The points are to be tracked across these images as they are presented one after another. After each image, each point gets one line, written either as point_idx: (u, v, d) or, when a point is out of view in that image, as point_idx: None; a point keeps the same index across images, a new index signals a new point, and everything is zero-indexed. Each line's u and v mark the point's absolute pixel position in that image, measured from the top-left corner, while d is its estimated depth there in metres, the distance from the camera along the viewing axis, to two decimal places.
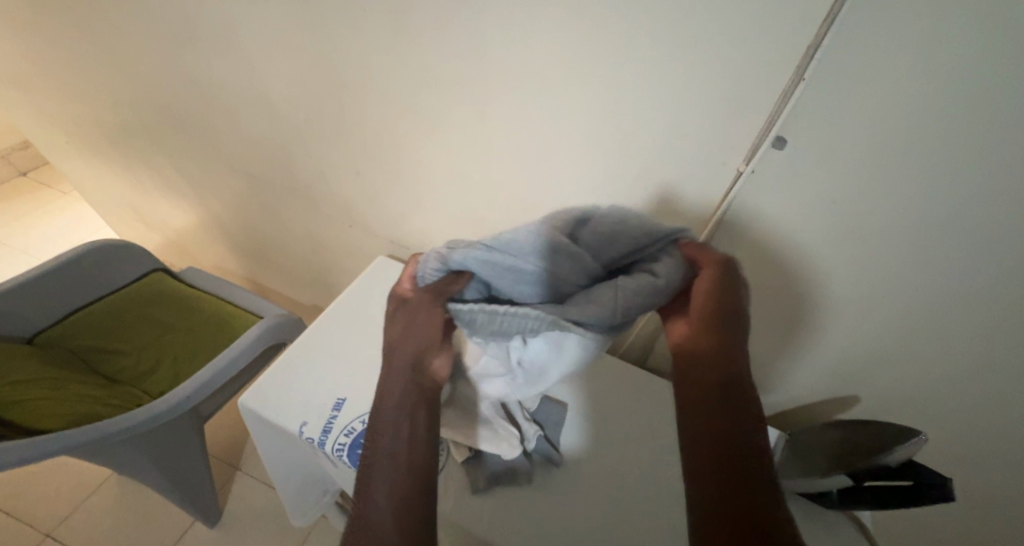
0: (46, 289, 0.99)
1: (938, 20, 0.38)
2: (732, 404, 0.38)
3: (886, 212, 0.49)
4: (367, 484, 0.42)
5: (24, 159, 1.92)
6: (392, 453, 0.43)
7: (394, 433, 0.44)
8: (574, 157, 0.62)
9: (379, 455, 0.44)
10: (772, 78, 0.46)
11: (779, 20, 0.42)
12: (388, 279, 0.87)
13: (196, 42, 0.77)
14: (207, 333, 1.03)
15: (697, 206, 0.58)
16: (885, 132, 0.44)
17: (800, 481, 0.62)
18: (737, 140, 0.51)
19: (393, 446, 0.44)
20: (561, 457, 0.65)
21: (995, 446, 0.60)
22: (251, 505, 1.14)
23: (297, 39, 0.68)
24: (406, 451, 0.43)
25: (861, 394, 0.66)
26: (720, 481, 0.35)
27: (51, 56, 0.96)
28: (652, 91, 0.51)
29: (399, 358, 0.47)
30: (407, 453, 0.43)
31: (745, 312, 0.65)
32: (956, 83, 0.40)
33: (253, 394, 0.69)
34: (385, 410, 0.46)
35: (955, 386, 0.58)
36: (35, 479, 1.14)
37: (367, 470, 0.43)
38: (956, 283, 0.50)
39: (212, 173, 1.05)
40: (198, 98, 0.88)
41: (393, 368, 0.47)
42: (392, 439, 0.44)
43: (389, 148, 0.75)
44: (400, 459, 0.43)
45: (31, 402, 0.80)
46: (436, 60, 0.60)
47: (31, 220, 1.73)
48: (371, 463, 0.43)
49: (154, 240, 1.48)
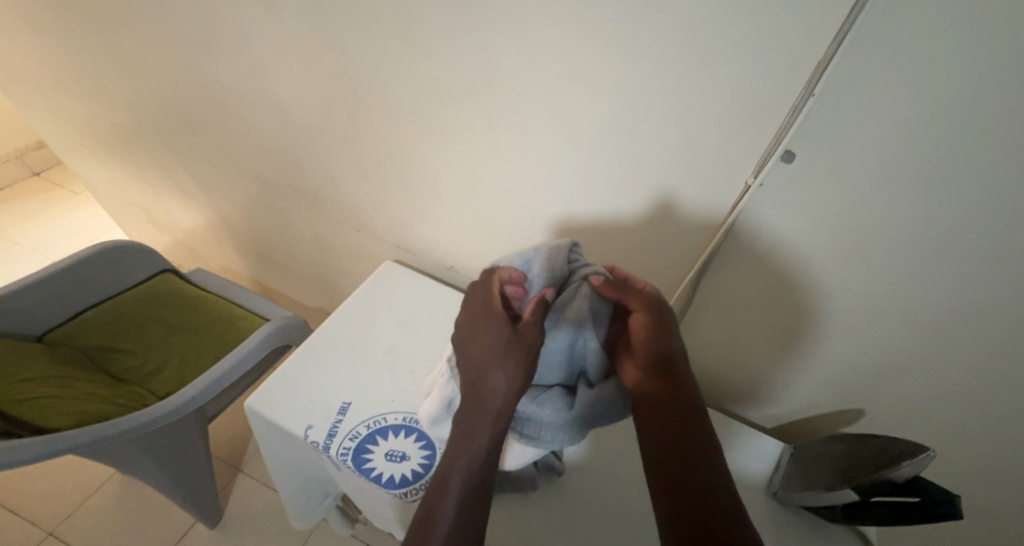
0: (56, 289, 1.00)
1: (950, 35, 0.38)
2: (679, 429, 0.43)
3: (894, 226, 0.48)
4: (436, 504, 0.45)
5: (37, 160, 1.94)
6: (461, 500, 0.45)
7: (470, 471, 0.46)
8: (581, 167, 0.62)
9: (454, 481, 0.46)
10: (784, 91, 0.46)
11: (792, 33, 0.43)
12: (394, 283, 0.88)
13: (211, 47, 0.78)
14: (214, 335, 1.03)
15: (704, 217, 0.58)
16: (893, 147, 0.44)
17: (806, 495, 0.62)
18: (747, 153, 0.51)
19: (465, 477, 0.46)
20: (561, 466, 0.64)
21: (1002, 462, 0.59)
22: (252, 506, 1.14)
23: (310, 45, 0.68)
24: (480, 490, 0.46)
25: (866, 407, 0.65)
26: (683, 492, 0.40)
27: (69, 59, 0.98)
28: (662, 104, 0.52)
29: (478, 391, 0.47)
30: (480, 498, 0.46)
31: (754, 321, 0.65)
32: (965, 100, 0.40)
33: (259, 396, 0.70)
34: (465, 437, 0.47)
35: (964, 402, 0.57)
36: (40, 477, 1.15)
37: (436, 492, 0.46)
38: (962, 298, 0.50)
39: (222, 176, 1.06)
40: (212, 102, 0.89)
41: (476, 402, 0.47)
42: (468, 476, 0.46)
43: (398, 154, 0.76)
44: (474, 500, 0.45)
45: (39, 400, 0.81)
46: (447, 68, 0.61)
47: (42, 219, 1.75)
48: (444, 485, 0.46)
49: (163, 241, 1.49)
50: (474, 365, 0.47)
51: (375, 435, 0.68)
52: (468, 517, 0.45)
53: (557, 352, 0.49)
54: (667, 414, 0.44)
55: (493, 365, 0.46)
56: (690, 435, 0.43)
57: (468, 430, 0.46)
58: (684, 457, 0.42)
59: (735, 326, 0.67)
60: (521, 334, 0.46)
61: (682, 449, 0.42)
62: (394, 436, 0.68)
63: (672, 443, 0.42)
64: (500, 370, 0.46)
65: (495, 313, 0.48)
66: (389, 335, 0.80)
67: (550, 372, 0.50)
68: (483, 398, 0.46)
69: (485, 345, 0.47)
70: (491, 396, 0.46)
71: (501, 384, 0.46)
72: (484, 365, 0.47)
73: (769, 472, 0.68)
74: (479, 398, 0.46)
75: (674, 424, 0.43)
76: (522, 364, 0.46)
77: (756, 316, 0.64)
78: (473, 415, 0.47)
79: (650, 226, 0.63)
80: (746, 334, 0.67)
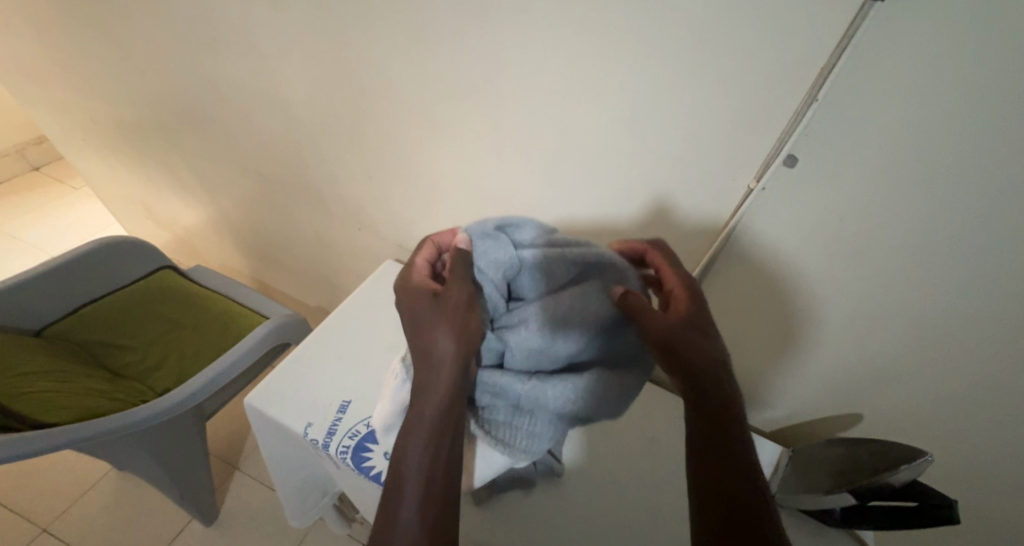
0: (56, 283, 1.00)
1: (951, 44, 0.38)
2: (718, 422, 0.46)
3: (893, 232, 0.49)
4: (398, 493, 0.45)
5: (37, 155, 1.94)
6: (426, 456, 0.46)
7: (427, 451, 0.46)
8: (583, 169, 0.62)
9: (410, 462, 0.46)
10: (787, 96, 0.46)
11: (795, 40, 0.43)
12: (395, 282, 0.88)
13: (216, 44, 0.78)
14: (213, 331, 1.03)
15: (706, 221, 0.58)
16: (894, 154, 0.44)
17: (804, 498, 0.62)
18: (748, 157, 0.51)
19: (423, 455, 0.46)
20: (561, 469, 0.65)
21: (998, 468, 0.60)
22: (248, 504, 1.13)
23: (315, 44, 0.68)
24: (442, 444, 0.46)
25: (865, 412, 0.65)
26: (719, 483, 0.44)
27: (72, 54, 0.98)
28: (665, 109, 0.52)
29: (427, 360, 0.48)
30: (441, 444, 0.46)
31: (759, 323, 0.64)
32: (965, 110, 0.40)
33: (259, 393, 0.70)
34: (419, 404, 0.48)
35: (962, 408, 0.58)
36: (35, 472, 1.14)
37: (397, 475, 0.46)
38: (960, 304, 0.50)
39: (225, 173, 1.06)
40: (215, 100, 0.89)
41: (428, 372, 0.48)
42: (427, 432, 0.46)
43: (400, 153, 0.76)
44: (438, 455, 0.46)
45: (39, 394, 0.81)
46: (452, 68, 0.61)
47: (41, 215, 1.74)
48: (404, 468, 0.46)
49: (163, 237, 1.49)
50: (419, 337, 0.49)
51: (374, 433, 0.68)
52: (427, 489, 0.45)
53: (546, 333, 0.47)
54: (708, 408, 0.46)
55: (432, 332, 0.48)
56: (728, 430, 0.45)
57: (422, 394, 0.47)
58: (722, 450, 0.45)
59: (738, 328, 0.67)
60: (447, 296, 0.49)
61: (720, 441, 0.45)
62: None
63: (710, 437, 0.45)
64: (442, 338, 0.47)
65: (419, 288, 0.51)
66: (390, 334, 0.80)
67: (545, 359, 0.48)
68: (432, 365, 0.47)
69: (427, 318, 0.48)
70: (438, 360, 0.47)
71: (443, 343, 0.47)
72: (423, 335, 0.48)
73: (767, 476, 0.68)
74: (428, 367, 0.47)
75: (715, 418, 0.46)
76: (466, 325, 0.47)
77: (763, 317, 0.63)
78: (424, 384, 0.47)
79: (650, 229, 0.63)
80: (746, 337, 0.67)
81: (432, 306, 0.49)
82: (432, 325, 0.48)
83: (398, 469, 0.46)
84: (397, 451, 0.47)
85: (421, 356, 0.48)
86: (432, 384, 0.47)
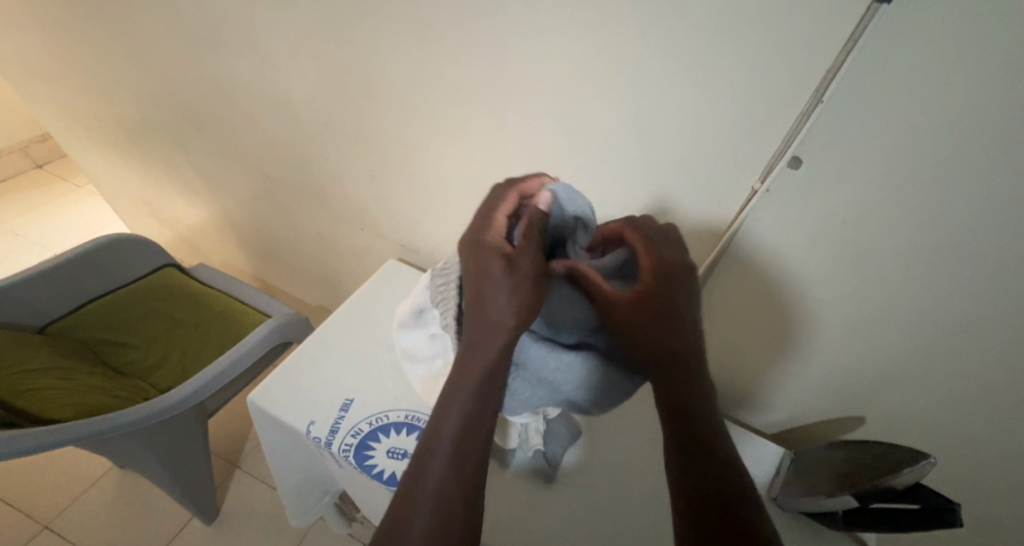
0: (60, 281, 1.01)
1: (955, 48, 0.38)
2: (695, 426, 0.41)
3: (898, 234, 0.48)
4: (425, 466, 0.43)
5: (41, 153, 1.95)
6: (460, 427, 0.43)
7: (462, 426, 0.43)
8: (587, 170, 0.62)
9: (445, 433, 0.43)
10: (792, 99, 0.46)
11: (799, 42, 0.43)
12: (397, 281, 0.88)
13: (221, 43, 0.78)
14: (216, 330, 1.03)
15: (709, 223, 0.58)
16: (898, 157, 0.44)
17: (805, 500, 0.62)
18: (753, 159, 0.51)
19: (460, 428, 0.43)
20: (554, 472, 0.64)
21: (1000, 473, 0.60)
22: (249, 503, 1.13)
23: (320, 43, 0.69)
24: (481, 413, 0.44)
25: (867, 414, 0.65)
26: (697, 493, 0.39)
27: (78, 52, 0.98)
28: (669, 110, 0.52)
29: (481, 317, 0.44)
30: (480, 414, 0.44)
31: (761, 324, 0.64)
32: (968, 114, 0.40)
33: (261, 391, 0.70)
34: (462, 366, 0.45)
35: (964, 411, 0.58)
36: (37, 469, 1.15)
37: (428, 445, 0.44)
38: (964, 307, 0.50)
39: (228, 172, 1.06)
40: (219, 98, 0.89)
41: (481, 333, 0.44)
42: (467, 400, 0.44)
43: (404, 153, 0.76)
44: (475, 426, 0.44)
45: (42, 391, 0.81)
46: (457, 68, 0.61)
47: (44, 212, 1.75)
48: (436, 438, 0.44)
49: (166, 236, 1.49)
50: (475, 291, 0.45)
51: (376, 432, 0.68)
52: (460, 466, 0.43)
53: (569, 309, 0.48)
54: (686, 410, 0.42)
55: (494, 293, 0.44)
56: (706, 434, 0.41)
57: (466, 354, 0.45)
58: (703, 457, 0.41)
59: (740, 330, 0.67)
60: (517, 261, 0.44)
61: (701, 447, 0.41)
62: (395, 433, 0.68)
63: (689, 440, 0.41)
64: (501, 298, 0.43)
65: (487, 244, 0.45)
66: (392, 333, 0.80)
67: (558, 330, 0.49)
68: (484, 327, 0.44)
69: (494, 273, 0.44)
70: (495, 325, 0.44)
71: (503, 307, 0.43)
72: (480, 292, 0.44)
73: (768, 478, 0.68)
74: (484, 328, 0.44)
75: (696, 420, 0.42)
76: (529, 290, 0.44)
77: (765, 318, 0.63)
78: (473, 344, 0.44)
79: None
80: (747, 339, 0.67)
81: (501, 269, 0.44)
82: (496, 289, 0.44)
83: (430, 435, 0.44)
84: (433, 419, 0.44)
85: (474, 315, 0.44)
86: (484, 348, 0.44)
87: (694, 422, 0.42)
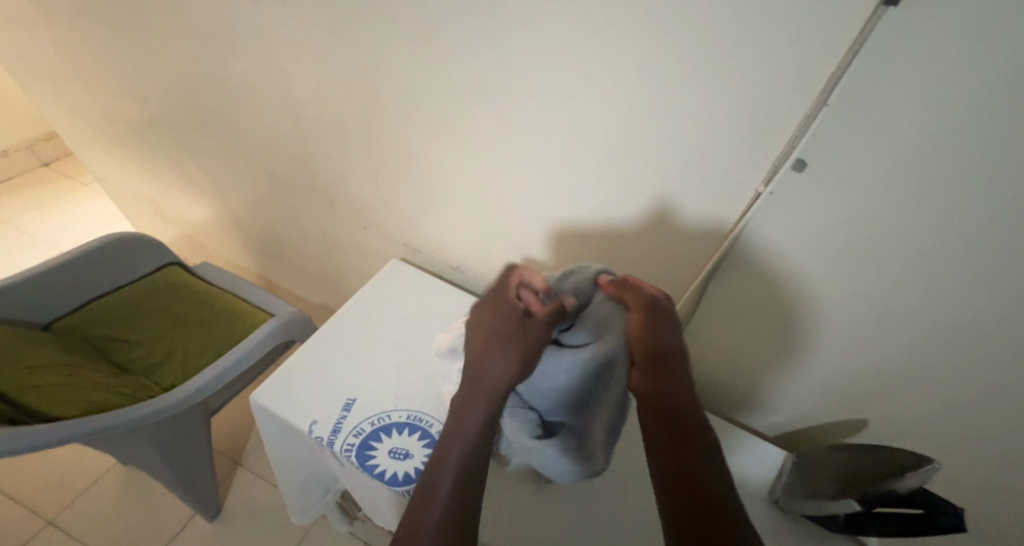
0: (65, 278, 1.01)
1: (961, 51, 0.38)
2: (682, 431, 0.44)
3: (902, 238, 0.48)
4: (428, 495, 0.46)
5: (47, 151, 1.96)
6: (460, 458, 0.47)
7: (461, 459, 0.47)
8: (590, 171, 0.62)
9: (446, 466, 0.48)
10: (797, 101, 0.46)
11: (803, 45, 0.43)
12: (400, 281, 0.88)
13: (226, 42, 0.79)
14: (219, 328, 1.04)
15: (712, 225, 0.58)
16: (905, 161, 0.44)
17: (808, 504, 0.62)
18: (757, 161, 0.51)
19: (458, 464, 0.47)
20: None
21: (1004, 476, 0.59)
22: (251, 501, 1.14)
23: (324, 43, 0.69)
24: (477, 464, 0.48)
25: (870, 418, 0.65)
26: (687, 492, 0.40)
27: (85, 52, 0.99)
28: (674, 112, 0.52)
29: (478, 373, 0.50)
30: (477, 464, 0.48)
31: (762, 326, 0.64)
32: (973, 118, 0.40)
33: (265, 390, 0.70)
34: (459, 422, 0.49)
35: (969, 415, 0.57)
36: (41, 466, 1.15)
37: (433, 473, 0.48)
38: (968, 311, 0.50)
39: (233, 171, 1.06)
40: (224, 98, 0.90)
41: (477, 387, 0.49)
42: (463, 451, 0.48)
43: (408, 153, 0.76)
44: (472, 466, 0.47)
45: (47, 388, 0.82)
46: (461, 70, 0.61)
47: (50, 210, 1.76)
48: (441, 465, 0.48)
49: (171, 234, 1.50)
50: (477, 350, 0.51)
51: (379, 432, 0.68)
52: (460, 495, 0.46)
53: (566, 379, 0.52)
54: (674, 417, 0.45)
55: (492, 351, 0.50)
56: (694, 438, 0.44)
57: (462, 411, 0.50)
58: (690, 458, 0.42)
59: (743, 332, 0.66)
60: (528, 329, 0.50)
61: (689, 450, 0.43)
62: (398, 434, 0.68)
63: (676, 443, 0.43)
64: (498, 357, 0.49)
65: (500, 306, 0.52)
66: (394, 333, 0.80)
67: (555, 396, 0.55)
68: (480, 382, 0.49)
69: (494, 338, 0.50)
70: (490, 381, 0.49)
71: (500, 368, 0.49)
72: (483, 353, 0.50)
73: (771, 480, 0.68)
74: (478, 382, 0.50)
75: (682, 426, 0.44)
76: (523, 352, 0.49)
77: (766, 320, 0.63)
78: (470, 395, 0.50)
79: (656, 232, 0.63)
80: (750, 341, 0.67)
81: (503, 331, 0.50)
82: (498, 352, 0.49)
83: (429, 482, 0.47)
84: (439, 450, 0.49)
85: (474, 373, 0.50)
86: (478, 398, 0.49)
87: (674, 434, 0.44)
